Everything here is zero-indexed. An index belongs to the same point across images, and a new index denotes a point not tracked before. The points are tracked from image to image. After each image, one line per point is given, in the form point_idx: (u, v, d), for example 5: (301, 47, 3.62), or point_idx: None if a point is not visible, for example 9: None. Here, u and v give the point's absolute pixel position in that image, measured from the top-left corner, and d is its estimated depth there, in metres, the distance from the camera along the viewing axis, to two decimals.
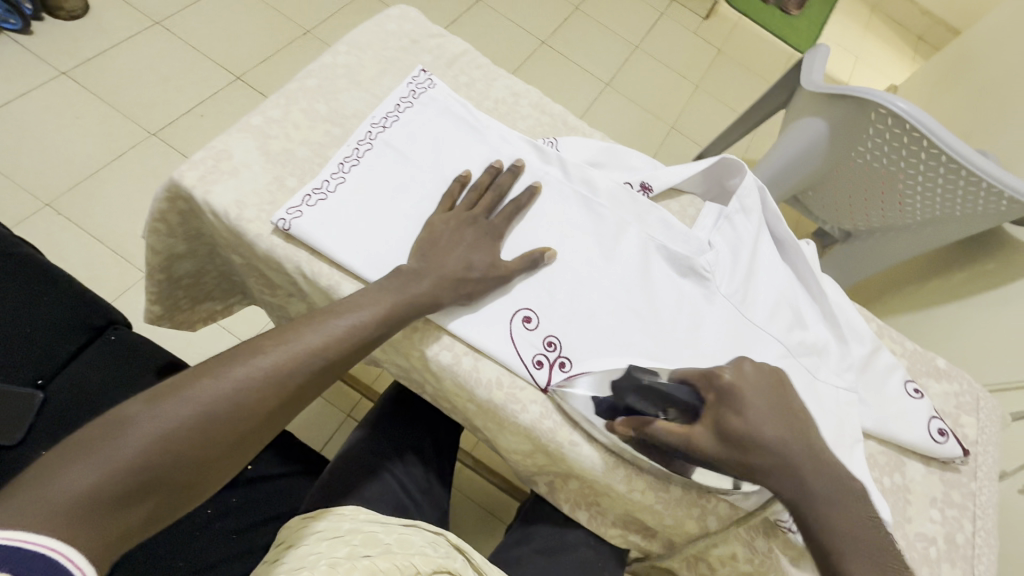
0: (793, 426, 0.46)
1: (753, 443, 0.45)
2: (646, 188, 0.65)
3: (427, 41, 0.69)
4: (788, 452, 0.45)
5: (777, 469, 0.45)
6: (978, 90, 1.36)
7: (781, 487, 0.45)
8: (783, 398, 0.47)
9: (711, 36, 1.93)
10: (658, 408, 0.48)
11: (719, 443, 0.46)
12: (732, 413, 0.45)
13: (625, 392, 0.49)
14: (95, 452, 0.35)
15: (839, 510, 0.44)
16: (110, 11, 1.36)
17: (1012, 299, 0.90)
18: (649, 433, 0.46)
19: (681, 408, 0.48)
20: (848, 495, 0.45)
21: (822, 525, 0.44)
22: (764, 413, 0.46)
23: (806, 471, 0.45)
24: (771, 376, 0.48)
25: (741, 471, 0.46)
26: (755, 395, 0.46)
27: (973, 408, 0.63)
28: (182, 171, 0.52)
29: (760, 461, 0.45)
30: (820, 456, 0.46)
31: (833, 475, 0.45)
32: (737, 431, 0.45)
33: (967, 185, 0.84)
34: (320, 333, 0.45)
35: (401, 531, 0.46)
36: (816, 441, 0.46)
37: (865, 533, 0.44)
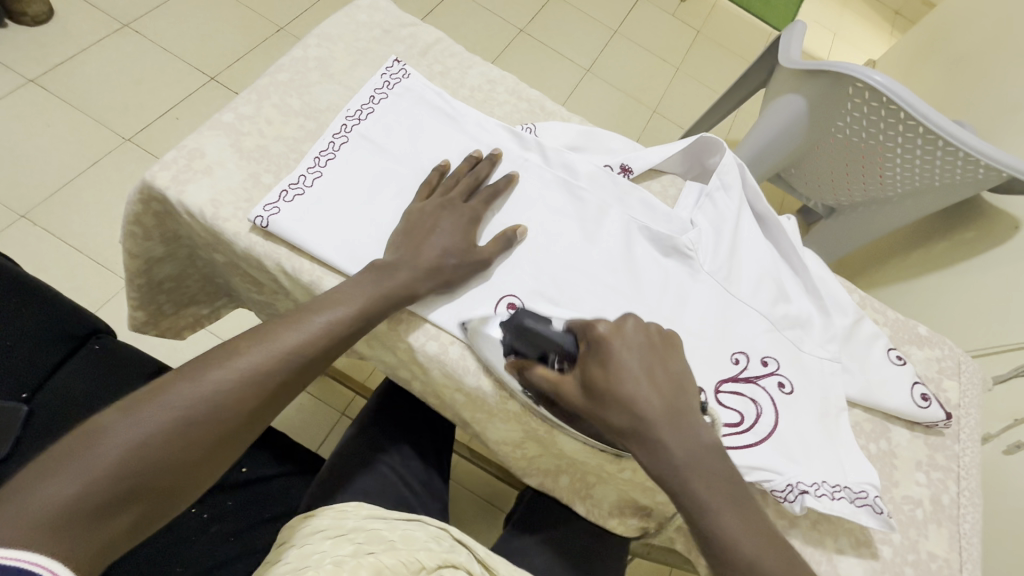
0: (664, 389, 0.44)
1: (615, 397, 0.43)
2: (627, 170, 0.64)
3: (400, 30, 0.68)
4: (651, 410, 0.43)
5: (635, 426, 0.43)
6: (954, 61, 1.38)
7: (641, 449, 0.43)
8: (656, 355, 0.46)
9: (689, 18, 1.92)
10: (535, 352, 0.46)
11: (586, 395, 0.44)
12: (596, 364, 0.44)
13: (510, 334, 0.47)
14: (72, 463, 0.35)
15: (699, 475, 0.42)
16: (76, 15, 1.33)
17: (991, 264, 0.91)
18: (530, 376, 0.46)
19: (558, 352, 0.46)
20: (710, 456, 0.43)
21: (681, 486, 0.42)
22: (629, 370, 0.44)
23: (665, 428, 0.43)
24: (647, 333, 0.46)
25: (605, 427, 0.44)
26: (626, 350, 0.45)
27: (954, 372, 0.65)
28: (154, 171, 0.52)
29: (618, 415, 0.43)
30: (686, 414, 0.44)
31: (697, 435, 0.43)
32: (600, 383, 0.44)
33: (945, 154, 0.85)
34: (298, 331, 0.45)
35: (405, 527, 0.46)
36: (687, 400, 0.45)
37: (728, 490, 0.42)
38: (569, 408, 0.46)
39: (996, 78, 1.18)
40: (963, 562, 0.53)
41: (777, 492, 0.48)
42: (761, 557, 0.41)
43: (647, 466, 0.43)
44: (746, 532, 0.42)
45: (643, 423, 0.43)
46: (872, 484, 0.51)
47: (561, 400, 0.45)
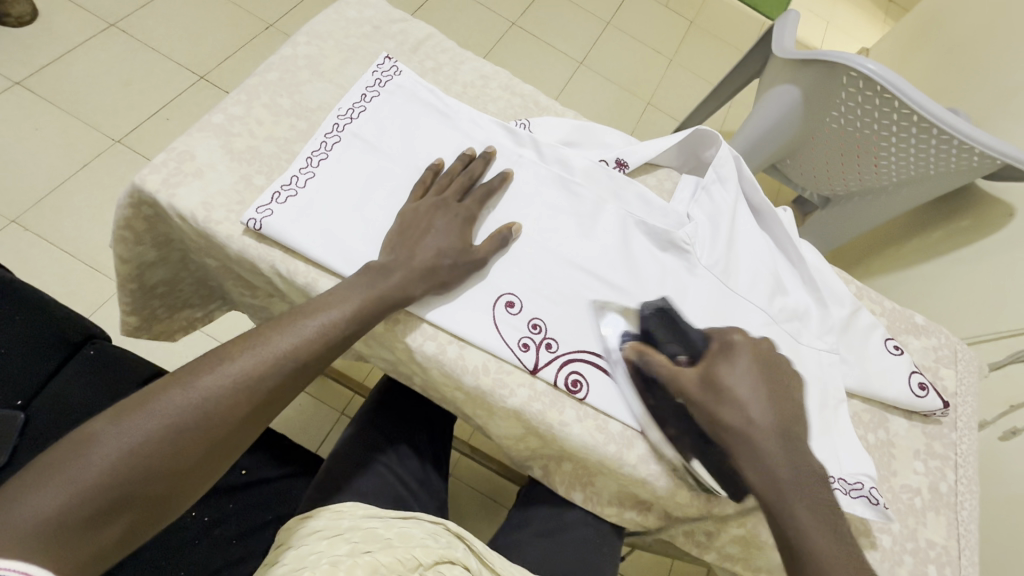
0: (778, 405, 0.49)
1: (731, 397, 0.48)
2: (622, 165, 0.64)
3: (390, 27, 0.67)
4: (767, 424, 0.47)
5: (747, 428, 0.47)
6: (948, 47, 1.37)
7: (748, 456, 0.46)
8: (777, 379, 0.50)
9: (681, 9, 1.91)
10: (670, 342, 0.52)
11: (705, 390, 0.49)
12: (723, 365, 0.50)
13: (651, 320, 0.53)
14: (60, 473, 0.35)
15: (799, 486, 0.45)
16: (61, 15, 1.31)
17: (986, 252, 0.92)
18: (653, 357, 0.50)
19: (692, 348, 0.51)
20: (814, 481, 0.46)
21: (780, 499, 0.45)
22: (753, 384, 0.49)
23: (778, 441, 0.47)
24: (766, 356, 0.51)
25: (715, 421, 0.48)
26: (750, 363, 0.50)
27: (951, 361, 0.65)
28: (144, 175, 0.51)
29: (730, 414, 0.48)
30: (797, 437, 0.48)
31: (804, 459, 0.47)
32: (724, 384, 0.49)
33: (939, 142, 0.85)
34: (290, 336, 0.44)
35: (401, 525, 0.46)
36: (797, 420, 0.49)
37: (824, 517, 0.45)
38: (682, 399, 0.49)
39: (991, 64, 1.18)
40: (961, 549, 0.54)
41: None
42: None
43: (746, 468, 0.47)
44: (836, 552, 0.43)
45: (757, 431, 0.47)
46: (867, 476, 0.51)
47: (677, 386, 0.49)
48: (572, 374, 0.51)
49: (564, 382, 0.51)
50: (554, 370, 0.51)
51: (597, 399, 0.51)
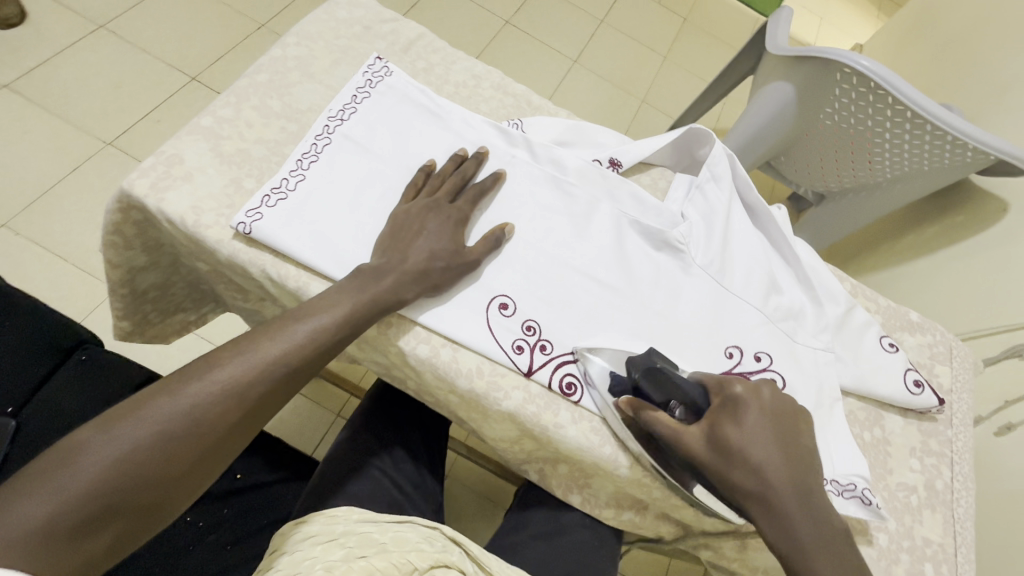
0: (792, 459, 0.43)
1: (743, 459, 0.42)
2: (616, 164, 0.64)
3: (381, 27, 0.67)
4: (783, 481, 0.42)
5: (761, 491, 0.42)
6: (941, 43, 1.37)
7: (766, 515, 0.42)
8: (788, 429, 0.45)
9: (675, 6, 1.91)
10: (663, 399, 0.46)
11: (712, 451, 0.43)
12: (729, 422, 0.44)
13: (638, 375, 0.47)
14: (47, 483, 0.34)
15: (824, 552, 0.41)
16: (49, 16, 1.30)
17: (980, 247, 0.92)
18: (650, 416, 0.45)
19: (690, 404, 0.45)
20: (837, 537, 0.42)
21: (802, 561, 0.41)
22: (766, 440, 0.43)
23: (796, 499, 0.42)
24: (777, 403, 0.45)
25: (725, 484, 0.43)
26: (761, 415, 0.44)
27: (946, 357, 0.65)
28: (132, 179, 0.50)
29: (742, 478, 0.42)
30: (814, 492, 0.43)
31: (824, 515, 0.43)
32: (733, 443, 0.43)
33: (933, 138, 0.85)
34: (280, 341, 0.44)
35: (396, 529, 0.46)
36: (812, 472, 0.44)
37: (851, 575, 0.41)
38: (688, 458, 0.45)
39: (984, 59, 1.18)
40: (957, 546, 0.54)
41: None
42: None
43: (765, 533, 0.43)
44: None
45: (772, 489, 0.42)
46: (861, 476, 0.51)
47: (682, 447, 0.44)
48: (567, 376, 0.51)
49: (559, 384, 0.50)
50: (549, 372, 0.51)
51: (592, 400, 0.50)
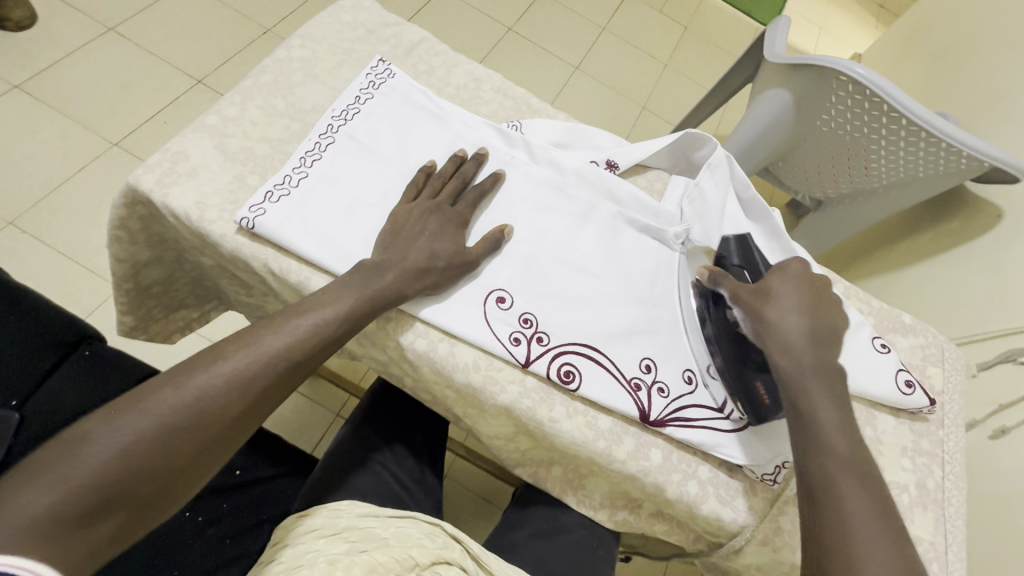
0: (821, 325, 0.48)
1: (776, 302, 0.49)
2: (613, 166, 0.65)
3: (384, 30, 0.68)
4: (804, 332, 0.47)
5: (784, 329, 0.47)
6: (938, 52, 1.39)
7: (778, 348, 0.47)
8: (825, 305, 0.50)
9: (676, 14, 1.93)
10: (740, 264, 0.57)
11: (754, 292, 0.50)
12: (775, 278, 0.51)
13: (732, 242, 0.59)
14: (55, 471, 0.35)
15: (826, 395, 0.45)
16: (59, 19, 1.32)
17: (974, 253, 0.93)
18: (723, 276, 0.52)
19: (759, 269, 0.56)
20: (837, 387, 0.46)
21: (802, 388, 0.45)
22: (795, 296, 0.49)
23: (813, 345, 0.47)
24: (816, 283, 0.51)
25: (755, 320, 0.49)
26: (803, 286, 0.51)
27: (938, 359, 0.66)
28: (138, 175, 0.51)
29: (771, 315, 0.48)
30: (830, 351, 0.48)
31: (835, 373, 0.47)
32: (771, 290, 0.50)
33: (928, 145, 0.86)
34: (283, 335, 0.45)
35: (397, 525, 0.46)
36: (834, 342, 0.49)
37: (843, 413, 0.45)
38: (734, 311, 0.51)
39: (979, 70, 1.20)
40: (948, 544, 0.55)
41: (768, 475, 0.51)
42: (840, 477, 0.41)
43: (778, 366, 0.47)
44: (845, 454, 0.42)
45: (791, 332, 0.47)
46: None
47: (729, 294, 0.51)
48: (563, 366, 0.51)
49: (557, 375, 0.51)
50: (545, 363, 0.51)
51: (588, 390, 0.51)
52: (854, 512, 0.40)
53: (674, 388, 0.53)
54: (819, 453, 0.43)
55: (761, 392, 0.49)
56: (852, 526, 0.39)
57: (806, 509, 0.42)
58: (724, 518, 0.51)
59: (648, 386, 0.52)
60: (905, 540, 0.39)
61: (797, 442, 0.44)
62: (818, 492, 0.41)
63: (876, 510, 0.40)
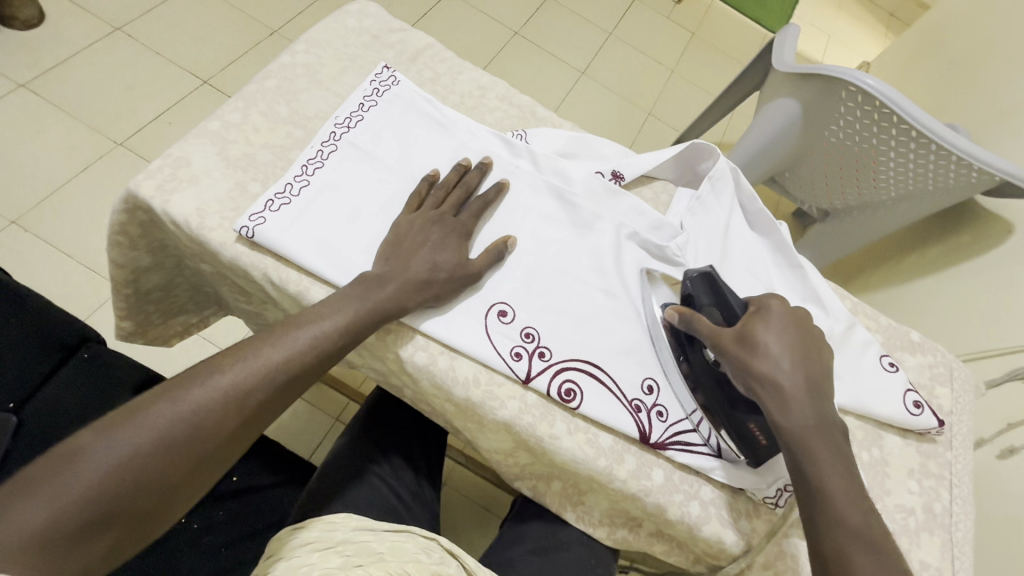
0: (811, 368, 0.46)
1: (765, 354, 0.46)
2: (618, 177, 0.64)
3: (389, 36, 0.68)
4: (796, 381, 0.45)
5: (777, 384, 0.45)
6: (948, 63, 1.38)
7: (774, 404, 0.45)
8: (812, 342, 0.47)
9: (684, 21, 1.93)
10: (710, 304, 0.51)
11: (741, 344, 0.47)
12: (759, 322, 0.47)
13: (697, 282, 0.52)
14: (47, 486, 0.35)
15: (825, 446, 0.44)
16: (67, 18, 1.32)
17: (983, 268, 0.92)
18: (697, 320, 0.49)
19: (732, 310, 0.50)
20: (835, 434, 0.45)
21: (803, 449, 0.44)
22: (786, 344, 0.46)
23: (809, 398, 0.45)
24: (800, 317, 0.48)
25: (745, 375, 0.46)
26: (790, 325, 0.47)
27: (947, 379, 0.64)
28: (139, 181, 0.51)
29: (762, 368, 0.45)
30: (825, 397, 0.46)
31: (830, 417, 0.45)
32: (759, 339, 0.46)
33: (938, 158, 0.85)
34: (282, 348, 0.44)
35: (394, 539, 0.46)
36: (825, 382, 0.46)
37: (845, 467, 0.44)
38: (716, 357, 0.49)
39: (989, 82, 1.18)
40: (955, 571, 0.53)
41: (771, 498, 0.51)
42: (853, 541, 0.41)
43: (775, 423, 0.45)
44: (854, 512, 0.42)
45: (786, 387, 0.45)
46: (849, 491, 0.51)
47: (711, 343, 0.48)
48: (565, 383, 0.51)
49: (558, 391, 0.50)
50: (546, 379, 0.50)
51: (590, 408, 0.50)
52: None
53: (676, 407, 0.52)
54: (829, 522, 0.42)
55: (754, 432, 0.48)
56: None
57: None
58: (726, 541, 0.50)
59: (648, 408, 0.51)
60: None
61: (805, 507, 0.43)
62: (831, 564, 0.41)
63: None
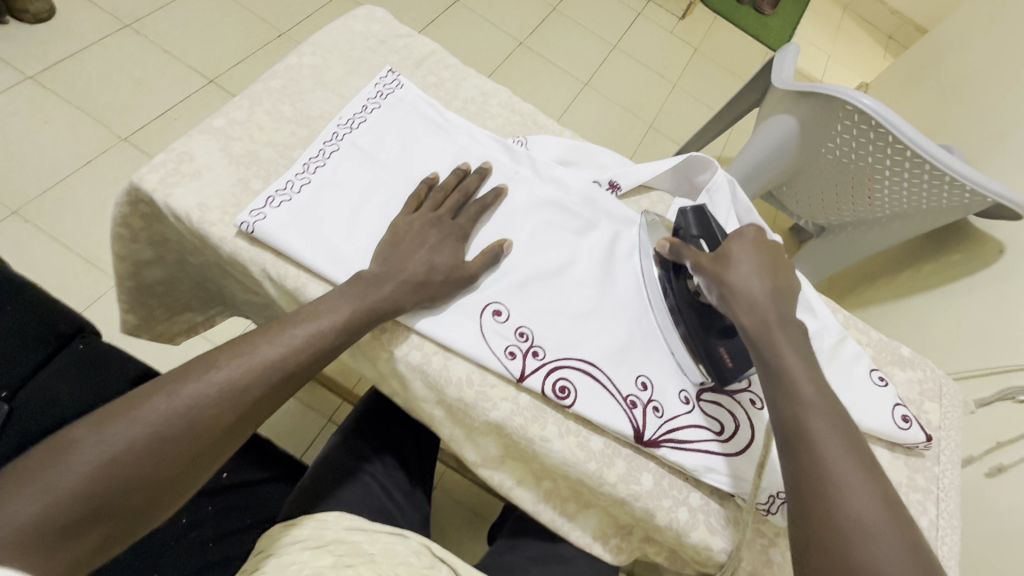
0: (778, 281, 0.49)
1: (735, 265, 0.49)
2: (615, 186, 0.65)
3: (395, 41, 0.69)
4: (765, 289, 0.48)
5: (744, 289, 0.48)
6: (944, 87, 1.40)
7: (741, 305, 0.48)
8: (781, 263, 0.51)
9: (687, 36, 1.95)
10: (698, 235, 0.56)
11: (714, 260, 0.51)
12: (731, 243, 0.51)
13: (690, 215, 0.57)
14: (40, 479, 0.35)
15: (791, 344, 0.45)
16: (78, 14, 1.33)
17: (975, 287, 0.93)
18: (684, 248, 0.54)
19: (715, 239, 0.54)
20: (799, 332, 0.46)
21: (768, 344, 0.45)
22: (754, 259, 0.50)
23: (774, 301, 0.47)
24: (771, 244, 0.52)
25: (719, 284, 0.49)
26: (759, 247, 0.51)
27: (936, 395, 0.65)
28: (143, 174, 0.52)
29: (732, 276, 0.49)
30: (794, 308, 0.48)
31: (797, 324, 0.47)
32: (731, 256, 0.50)
33: (931, 177, 0.86)
34: (278, 345, 0.44)
35: (386, 540, 0.46)
36: (792, 295, 0.49)
37: (809, 361, 0.45)
38: (696, 279, 0.53)
39: (985, 106, 1.20)
40: None
41: (763, 505, 0.50)
42: (816, 419, 0.41)
43: (743, 323, 0.47)
44: (819, 401, 0.42)
45: (753, 291, 0.48)
46: None
47: (692, 264, 0.53)
48: (559, 381, 0.51)
49: (552, 389, 0.51)
50: (541, 377, 0.51)
51: (583, 407, 0.50)
52: (826, 452, 0.39)
53: (670, 408, 0.52)
54: (791, 402, 0.42)
55: (723, 357, 0.51)
56: (830, 466, 0.38)
57: (784, 459, 0.41)
58: (714, 548, 0.50)
59: (644, 405, 0.52)
60: (879, 472, 0.39)
61: (770, 396, 0.44)
62: (792, 439, 0.41)
63: (851, 452, 0.39)
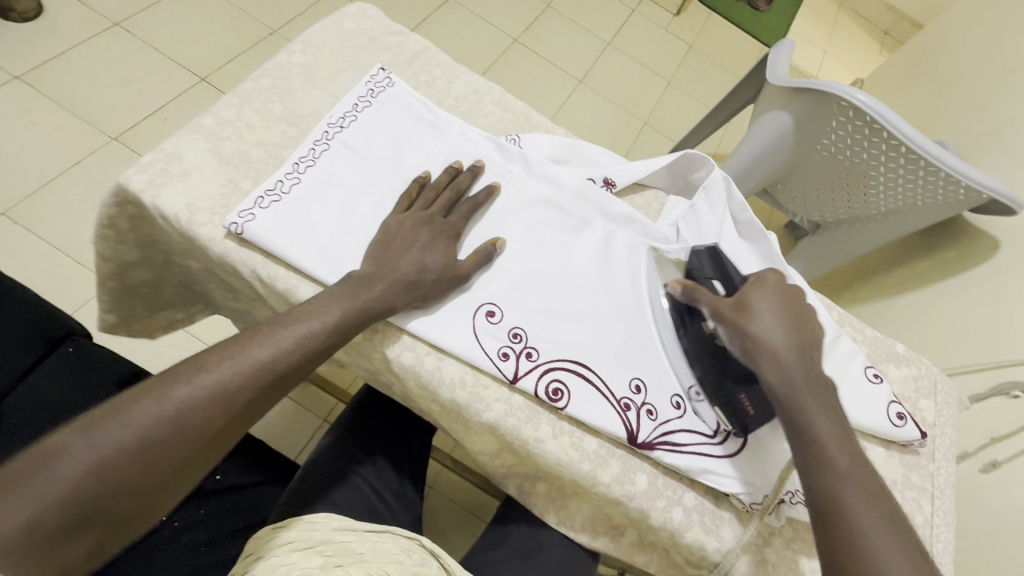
0: (801, 333, 0.47)
1: (759, 318, 0.48)
2: (609, 184, 0.65)
3: (387, 38, 0.68)
4: (789, 344, 0.46)
5: (769, 345, 0.46)
6: (939, 83, 1.40)
7: (765, 362, 0.46)
8: (802, 311, 0.49)
9: (682, 33, 1.95)
10: (712, 276, 0.54)
11: (735, 310, 0.49)
12: (753, 293, 0.49)
13: (703, 255, 0.56)
14: (27, 486, 0.34)
15: (819, 405, 0.44)
16: (66, 12, 1.32)
17: (970, 283, 0.93)
18: (699, 292, 0.52)
19: (733, 282, 0.53)
20: (825, 388, 0.45)
21: (796, 406, 0.44)
22: (776, 310, 0.48)
23: (800, 357, 0.46)
24: (792, 290, 0.51)
25: (743, 338, 0.48)
26: (780, 295, 0.49)
27: (930, 392, 0.65)
28: (129, 175, 0.51)
29: (756, 329, 0.47)
30: (817, 360, 0.47)
31: (823, 380, 0.46)
32: (753, 306, 0.49)
33: (927, 174, 0.86)
34: (267, 347, 0.44)
35: (375, 539, 0.45)
36: (814, 345, 0.48)
37: (838, 423, 0.44)
38: (713, 326, 0.51)
39: (979, 102, 1.21)
40: None
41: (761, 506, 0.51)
42: (851, 493, 0.40)
43: (769, 381, 0.46)
44: (852, 470, 0.41)
45: (778, 346, 0.46)
46: None
47: (710, 312, 0.51)
48: (552, 383, 0.51)
49: (545, 391, 0.50)
50: (533, 379, 0.50)
51: (576, 409, 0.50)
52: (864, 531, 0.38)
53: (663, 409, 0.52)
54: (824, 474, 0.41)
55: (746, 404, 0.50)
56: (868, 544, 0.38)
57: (821, 539, 0.40)
58: (709, 547, 0.50)
59: (637, 407, 0.51)
60: (916, 544, 0.38)
61: (801, 464, 0.43)
62: (827, 514, 0.40)
63: (889, 528, 0.38)
